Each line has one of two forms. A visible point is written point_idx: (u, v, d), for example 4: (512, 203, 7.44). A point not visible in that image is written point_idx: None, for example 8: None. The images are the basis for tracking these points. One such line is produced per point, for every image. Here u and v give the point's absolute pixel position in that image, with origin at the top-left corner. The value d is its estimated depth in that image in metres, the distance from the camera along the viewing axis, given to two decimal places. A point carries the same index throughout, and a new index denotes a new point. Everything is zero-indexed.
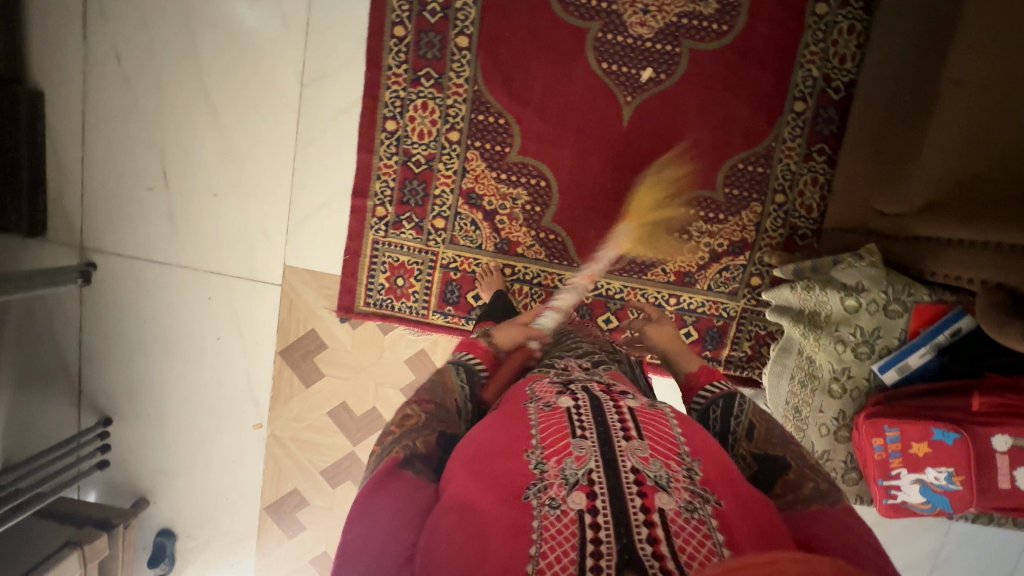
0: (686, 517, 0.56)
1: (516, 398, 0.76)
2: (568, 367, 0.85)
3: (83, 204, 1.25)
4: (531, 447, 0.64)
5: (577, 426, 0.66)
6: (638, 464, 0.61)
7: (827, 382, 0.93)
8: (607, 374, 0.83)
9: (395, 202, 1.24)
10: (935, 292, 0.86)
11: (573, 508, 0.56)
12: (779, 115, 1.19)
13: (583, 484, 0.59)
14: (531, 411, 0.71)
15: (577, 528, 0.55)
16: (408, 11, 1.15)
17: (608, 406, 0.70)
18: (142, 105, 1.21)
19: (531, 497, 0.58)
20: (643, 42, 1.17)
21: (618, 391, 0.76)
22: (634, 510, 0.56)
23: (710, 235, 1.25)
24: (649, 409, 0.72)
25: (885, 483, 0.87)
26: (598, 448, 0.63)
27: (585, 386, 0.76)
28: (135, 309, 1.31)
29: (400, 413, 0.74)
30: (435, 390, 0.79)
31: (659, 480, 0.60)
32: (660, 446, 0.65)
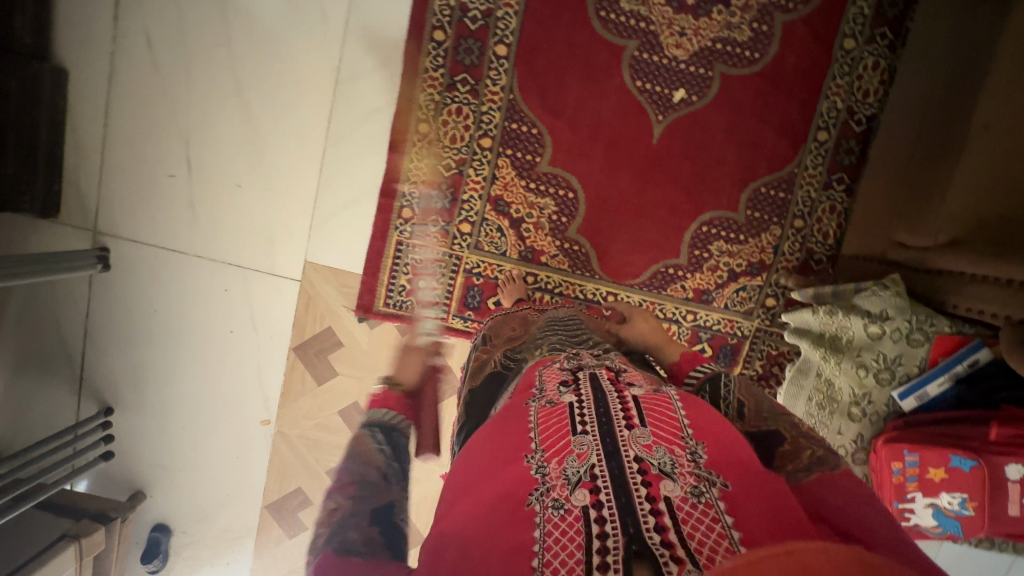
0: (693, 502, 0.52)
1: (522, 394, 0.72)
2: (578, 352, 0.82)
3: (101, 187, 1.23)
4: (531, 452, 0.60)
5: (577, 421, 0.62)
6: (641, 452, 0.57)
7: (846, 406, 0.96)
8: (619, 360, 0.81)
9: (422, 204, 1.24)
10: (957, 323, 0.90)
11: (577, 506, 0.53)
12: (803, 142, 1.23)
13: (585, 481, 0.55)
14: (531, 410, 0.67)
15: (582, 528, 0.51)
16: (449, 16, 1.16)
17: (609, 392, 0.67)
18: (170, 91, 1.19)
19: (534, 502, 0.54)
20: (678, 63, 1.19)
21: (625, 381, 0.71)
22: (640, 502, 0.52)
23: (730, 256, 1.28)
24: (654, 395, 0.68)
25: (899, 506, 0.90)
26: (600, 441, 0.59)
27: (591, 373, 0.71)
28: (145, 297, 1.28)
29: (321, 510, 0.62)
30: (349, 468, 0.66)
31: (665, 467, 0.56)
32: (664, 430, 0.60)
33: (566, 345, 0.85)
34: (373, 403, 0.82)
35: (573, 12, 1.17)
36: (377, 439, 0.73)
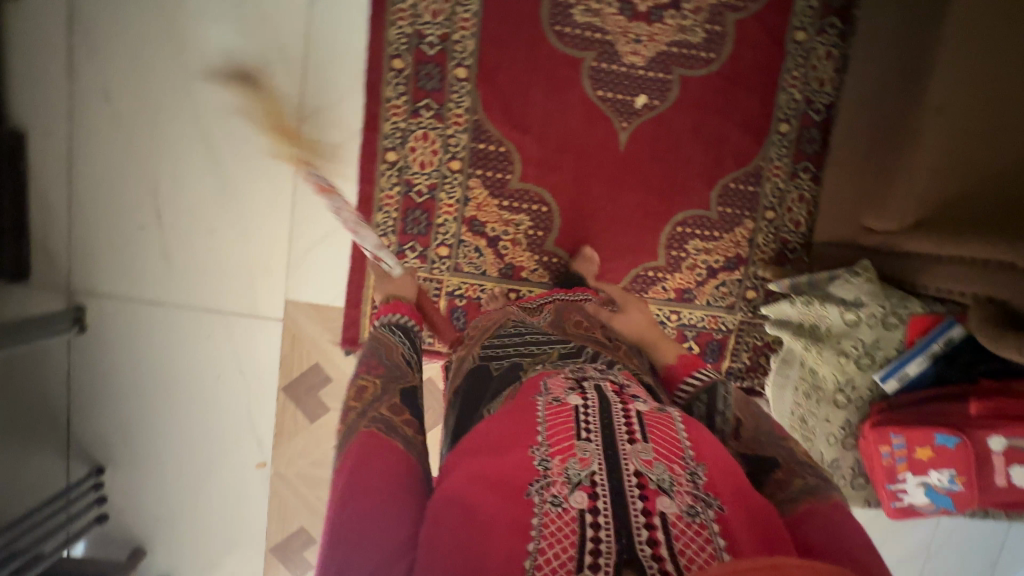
0: (688, 521, 0.54)
1: (528, 391, 0.71)
2: (582, 367, 0.80)
3: (70, 245, 1.21)
4: (536, 444, 0.61)
5: (583, 426, 0.62)
6: (641, 467, 0.58)
7: (832, 393, 0.98)
8: (623, 373, 0.80)
9: (398, 231, 1.24)
10: (928, 303, 0.92)
11: (574, 507, 0.54)
12: (766, 136, 1.25)
13: (585, 484, 0.56)
14: (540, 404, 0.67)
15: (577, 528, 0.52)
16: (406, 44, 1.17)
17: (615, 404, 0.66)
18: (132, 143, 1.18)
19: (533, 493, 0.56)
20: (636, 70, 1.21)
21: (629, 393, 0.70)
22: (636, 514, 0.53)
23: (706, 253, 1.30)
24: (658, 412, 0.67)
25: (892, 487, 0.91)
26: (603, 450, 0.59)
27: (596, 385, 0.71)
28: (127, 351, 1.26)
29: (354, 387, 0.76)
30: (376, 353, 0.84)
31: (663, 483, 0.57)
32: (665, 448, 0.61)
33: (564, 360, 0.84)
34: (388, 309, 0.97)
35: (528, 29, 1.18)
36: (397, 335, 0.90)
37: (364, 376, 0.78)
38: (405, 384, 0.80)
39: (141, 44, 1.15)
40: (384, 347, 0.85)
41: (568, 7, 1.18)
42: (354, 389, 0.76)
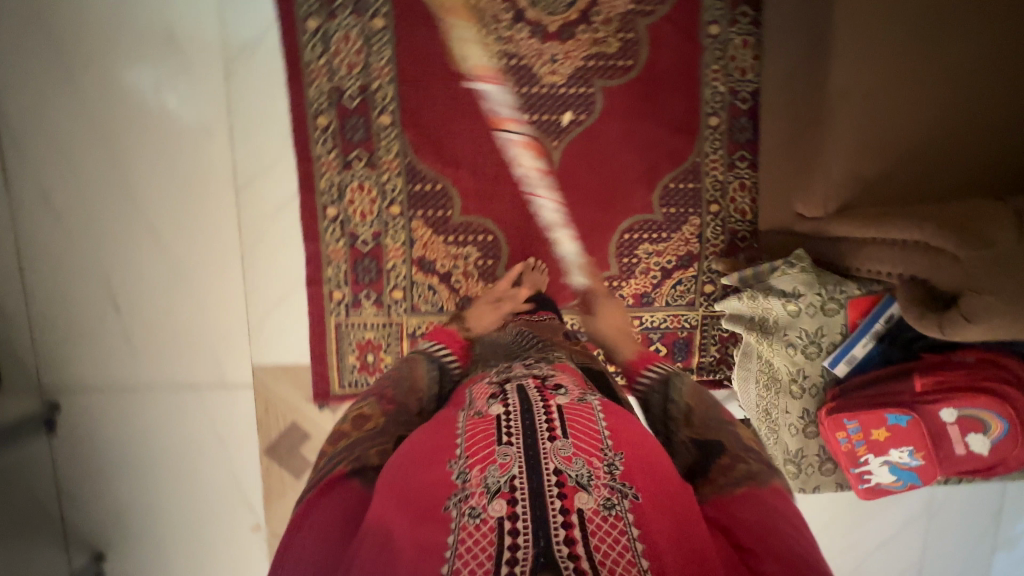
0: (604, 515, 0.56)
1: (455, 406, 0.76)
2: (511, 364, 0.85)
3: (36, 345, 1.24)
4: (455, 458, 0.63)
5: (504, 431, 0.64)
6: (560, 464, 0.60)
7: (787, 383, 0.98)
8: (549, 365, 0.83)
9: (350, 282, 1.25)
10: (864, 284, 0.92)
11: (493, 516, 0.55)
12: (697, 132, 1.26)
13: (504, 491, 0.57)
14: (461, 420, 0.70)
15: (495, 536, 0.54)
16: (328, 100, 1.18)
17: (536, 402, 0.68)
18: (79, 238, 1.20)
19: (451, 508, 0.58)
20: (557, 88, 1.22)
21: (552, 387, 0.73)
22: (554, 514, 0.55)
23: (658, 255, 1.30)
24: (579, 403, 0.70)
25: (857, 470, 0.92)
26: (524, 452, 0.61)
27: (518, 385, 0.74)
28: (106, 439, 1.28)
29: (355, 417, 0.77)
30: (395, 383, 0.85)
31: (581, 479, 0.59)
32: (584, 442, 0.63)
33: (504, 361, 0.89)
34: (435, 335, 1.00)
35: (444, 65, 1.19)
36: (428, 366, 0.91)
37: (372, 407, 0.79)
38: (407, 432, 0.77)
39: (71, 143, 1.17)
40: (408, 378, 0.86)
41: (480, 38, 1.19)
42: (357, 417, 0.77)
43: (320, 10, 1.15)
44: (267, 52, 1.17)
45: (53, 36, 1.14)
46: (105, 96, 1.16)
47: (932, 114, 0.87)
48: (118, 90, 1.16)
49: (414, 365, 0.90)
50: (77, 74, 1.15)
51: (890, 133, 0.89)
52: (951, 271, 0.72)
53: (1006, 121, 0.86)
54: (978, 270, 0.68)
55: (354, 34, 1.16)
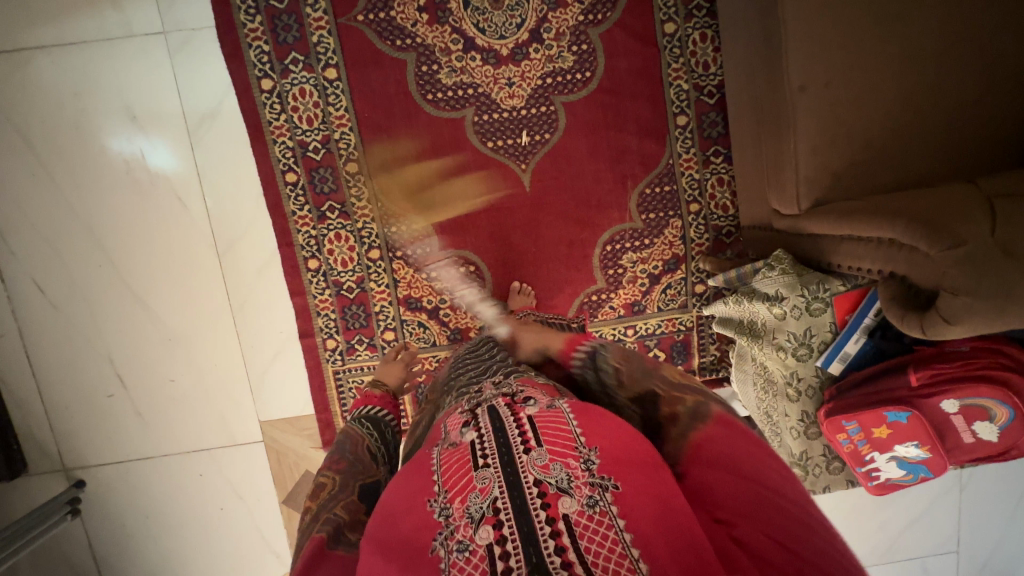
0: (589, 514, 0.55)
1: (431, 443, 0.73)
2: (481, 387, 0.81)
3: (54, 429, 1.28)
4: (433, 496, 0.61)
5: (479, 455, 0.62)
6: (539, 474, 0.58)
7: (783, 387, 0.96)
8: (518, 381, 0.79)
9: (341, 330, 1.27)
10: (848, 279, 0.89)
11: (481, 545, 0.54)
12: (666, 133, 1.23)
13: (489, 516, 0.56)
14: (436, 455, 0.67)
15: (487, 564, 0.52)
16: (293, 157, 1.19)
17: (507, 419, 0.66)
18: (77, 322, 1.24)
19: (438, 548, 0.56)
20: (518, 111, 1.20)
21: (521, 399, 0.71)
22: (541, 526, 0.53)
23: (643, 262, 1.28)
24: (548, 410, 0.68)
25: (864, 469, 0.91)
26: (502, 471, 0.60)
27: (489, 405, 0.71)
28: (132, 509, 1.32)
29: (314, 485, 0.76)
30: (342, 448, 0.83)
31: (562, 484, 0.57)
32: (558, 444, 0.61)
33: (473, 382, 0.85)
34: (358, 403, 1.00)
35: (401, 105, 1.19)
36: (365, 426, 0.91)
37: (325, 472, 0.78)
38: (367, 479, 0.78)
39: (55, 233, 1.20)
40: (349, 441, 0.85)
41: (433, 73, 1.18)
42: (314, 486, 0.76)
43: (272, 70, 1.15)
44: (228, 119, 1.18)
45: (21, 134, 1.16)
46: (80, 184, 1.19)
47: (893, 103, 0.85)
48: (93, 175, 1.19)
49: (347, 429, 0.89)
50: (51, 166, 1.18)
51: (852, 126, 0.86)
52: (927, 268, 0.73)
53: (968, 96, 0.84)
54: (951, 269, 0.69)
55: (309, 88, 1.17)
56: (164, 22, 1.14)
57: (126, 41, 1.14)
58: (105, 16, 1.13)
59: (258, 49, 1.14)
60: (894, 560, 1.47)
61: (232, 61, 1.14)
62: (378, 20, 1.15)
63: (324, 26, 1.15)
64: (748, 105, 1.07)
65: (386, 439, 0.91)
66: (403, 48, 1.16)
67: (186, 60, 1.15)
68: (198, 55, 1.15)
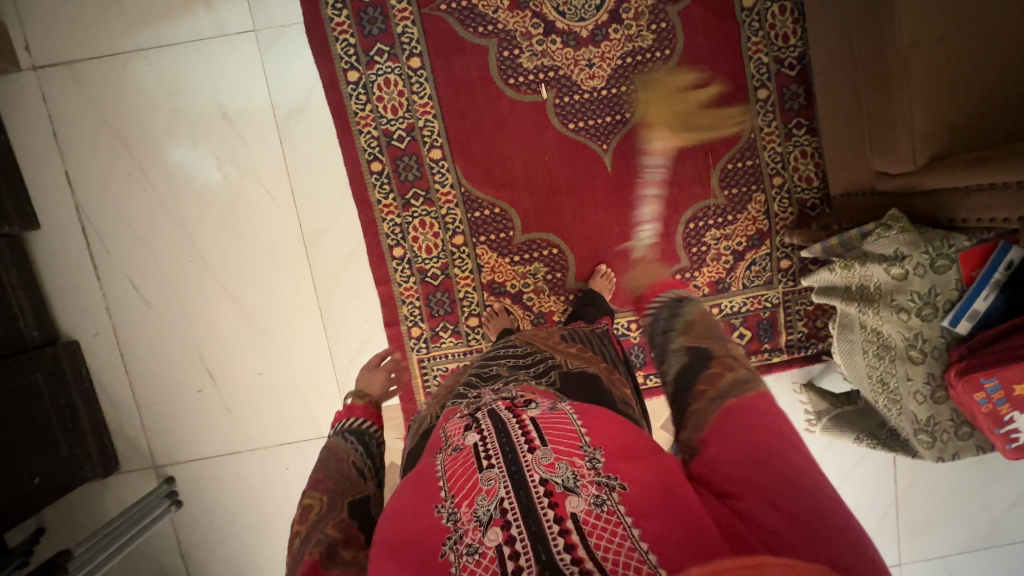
0: (597, 513, 0.53)
1: (432, 449, 0.68)
2: (479, 394, 0.76)
3: (145, 426, 1.29)
4: (440, 500, 0.59)
5: (483, 457, 0.60)
6: (545, 473, 0.57)
7: (903, 350, 0.94)
8: (518, 387, 0.74)
9: (426, 317, 1.27)
10: (974, 233, 0.87)
11: (491, 547, 0.53)
12: (748, 108, 1.22)
13: (496, 517, 0.55)
14: (439, 461, 0.64)
15: (498, 565, 0.51)
16: (379, 146, 1.21)
17: (509, 421, 0.64)
18: (168, 318, 1.26)
19: (447, 552, 0.54)
20: (599, 92, 1.21)
21: (522, 403, 0.68)
22: (549, 525, 0.52)
23: (726, 239, 1.26)
24: (551, 411, 0.66)
25: (1002, 431, 0.85)
26: (507, 470, 0.58)
27: (489, 410, 0.68)
28: (221, 504, 1.32)
29: (299, 509, 0.72)
30: (326, 466, 0.80)
31: (568, 483, 0.56)
32: (563, 443, 0.60)
33: (472, 387, 0.79)
34: (341, 415, 0.97)
35: (483, 91, 1.20)
36: (350, 441, 0.88)
37: (310, 494, 0.74)
38: (356, 495, 0.75)
39: (146, 229, 1.23)
40: (333, 458, 0.82)
41: (515, 57, 1.19)
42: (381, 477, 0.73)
43: (359, 62, 1.18)
44: (315, 111, 1.20)
45: (118, 133, 1.20)
46: (172, 179, 1.22)
47: None
48: (184, 171, 1.22)
49: (330, 443, 0.87)
50: (146, 166, 1.21)
51: (986, 65, 0.83)
52: None
53: None
54: None
55: (394, 78, 1.19)
56: (256, 19, 1.17)
57: (219, 40, 1.18)
58: (199, 17, 1.17)
59: (345, 42, 1.17)
60: (996, 542, 1.42)
61: (320, 55, 1.17)
62: (460, 8, 1.17)
63: (409, 17, 1.17)
64: (839, 70, 1.06)
65: (372, 454, 0.87)
66: (486, 34, 1.18)
67: (276, 56, 1.18)
68: (288, 50, 1.18)
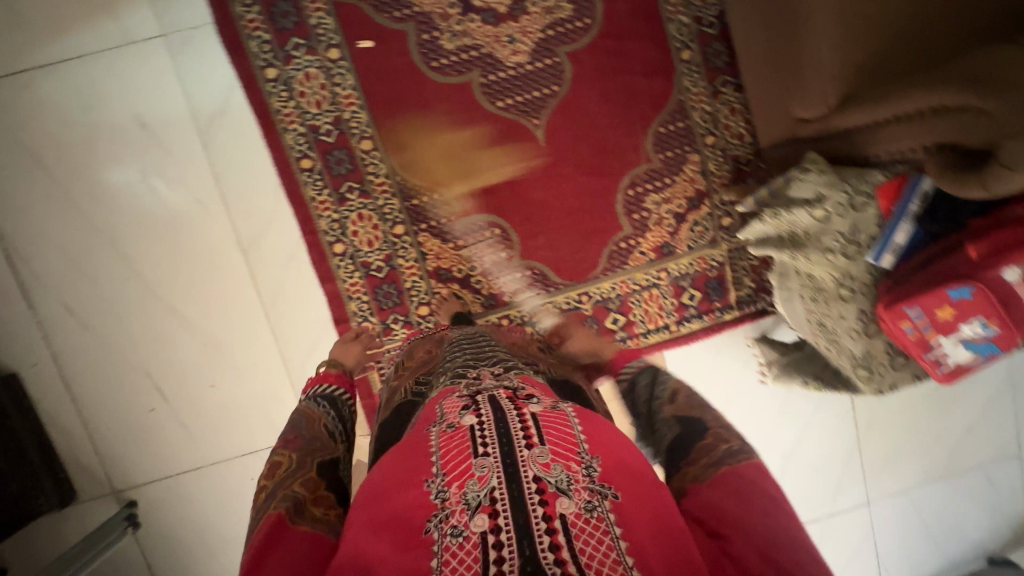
0: (586, 517, 0.56)
1: (424, 422, 0.73)
2: (479, 374, 0.80)
3: (99, 452, 1.26)
4: (432, 476, 0.63)
5: (479, 443, 0.63)
6: (539, 471, 0.59)
7: (835, 290, 0.96)
8: (519, 376, 0.79)
9: (375, 311, 1.25)
10: (887, 169, 0.90)
11: (474, 532, 0.56)
12: (673, 70, 1.23)
13: (485, 505, 0.57)
14: (433, 437, 0.68)
15: (480, 552, 0.54)
16: (307, 143, 1.19)
17: (508, 410, 0.67)
18: (108, 339, 1.23)
19: (432, 529, 0.58)
20: (524, 67, 1.20)
21: (523, 395, 0.72)
22: (537, 522, 0.55)
23: (667, 202, 1.27)
24: (552, 411, 0.69)
25: (931, 356, 0.89)
26: (501, 462, 0.60)
27: (490, 395, 0.71)
28: (188, 523, 1.30)
29: (269, 465, 0.75)
30: (297, 426, 0.83)
31: (561, 484, 0.59)
32: (561, 447, 0.63)
33: (469, 367, 0.84)
34: (314, 380, 0.99)
35: (406, 76, 1.18)
36: (323, 406, 0.90)
37: (280, 451, 0.77)
38: (326, 456, 0.78)
39: (76, 250, 1.19)
40: (304, 420, 0.84)
41: (435, 39, 1.18)
42: (272, 465, 0.75)
43: (276, 58, 1.15)
44: (236, 112, 1.18)
45: (33, 155, 1.16)
46: (96, 198, 1.18)
47: None
48: (109, 189, 1.18)
49: (303, 406, 0.89)
50: (69, 185, 1.17)
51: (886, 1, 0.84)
52: (977, 129, 0.70)
53: None
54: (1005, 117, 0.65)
55: (314, 71, 1.16)
56: (163, 23, 1.14)
57: (128, 48, 1.14)
58: (104, 25, 1.13)
59: (259, 39, 1.14)
60: (956, 472, 1.48)
61: (235, 55, 1.14)
62: None
63: (321, 8, 1.15)
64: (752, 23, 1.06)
65: (344, 418, 0.90)
66: (402, 19, 1.16)
67: (189, 59, 1.15)
68: (201, 52, 1.15)
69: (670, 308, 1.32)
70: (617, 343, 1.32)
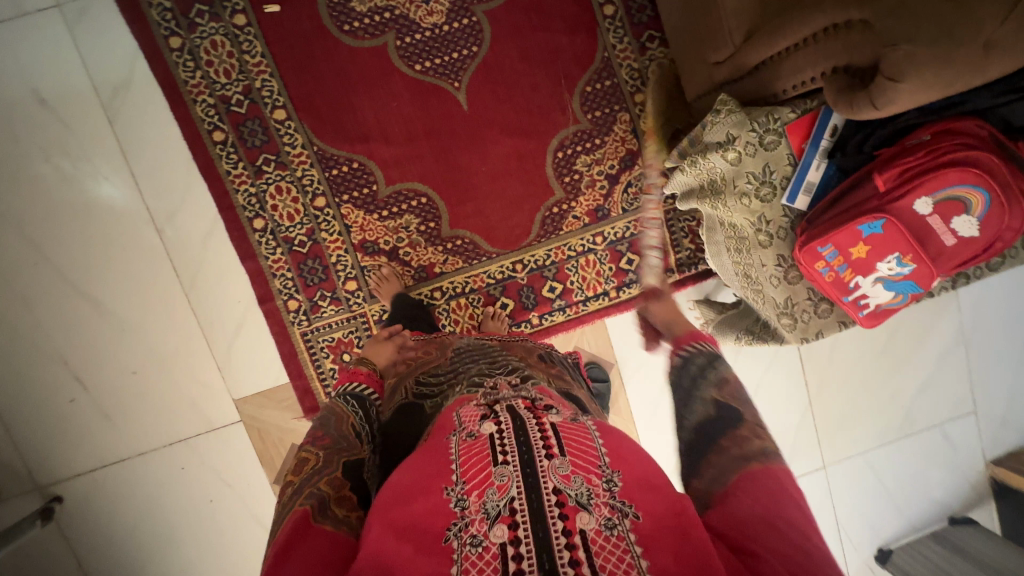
0: (607, 535, 0.51)
1: (442, 430, 0.67)
2: (495, 385, 0.75)
3: (17, 448, 1.21)
4: (450, 483, 0.57)
5: (498, 450, 0.58)
6: (560, 483, 0.54)
7: (754, 237, 0.92)
8: (537, 387, 0.74)
9: (301, 288, 1.21)
10: (797, 106, 0.85)
11: (495, 543, 0.51)
12: (596, 26, 1.20)
13: (505, 515, 0.53)
14: (452, 443, 0.62)
15: (500, 563, 0.50)
16: (217, 114, 1.14)
17: (529, 421, 0.62)
18: (20, 327, 1.18)
19: (451, 539, 0.52)
20: (440, 28, 1.17)
21: (542, 407, 0.67)
22: (557, 536, 0.50)
23: (598, 164, 1.24)
24: (573, 423, 0.64)
25: (851, 299, 0.85)
26: (521, 471, 0.55)
27: (508, 405, 0.66)
28: (118, 519, 1.25)
29: (295, 461, 0.70)
30: (325, 424, 0.77)
31: (581, 498, 0.53)
32: (582, 458, 0.57)
33: (486, 377, 0.79)
34: (343, 380, 0.92)
35: (318, 42, 1.14)
36: (353, 404, 0.83)
37: (306, 448, 0.72)
38: (353, 456, 0.73)
39: None
40: (333, 418, 0.78)
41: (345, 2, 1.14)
42: (296, 461, 0.70)
43: (180, 26, 1.11)
44: (141, 84, 1.13)
45: None
46: None
47: None
48: (9, 169, 1.13)
49: (331, 404, 0.83)
50: None
51: None
52: (868, 44, 0.70)
53: None
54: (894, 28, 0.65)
55: (220, 38, 1.12)
56: None
57: (22, 22, 1.10)
58: None
59: (160, 7, 1.10)
60: (913, 432, 1.45)
61: (136, 24, 1.10)
62: None
63: None
64: None
65: (373, 420, 0.83)
66: None
67: (87, 30, 1.11)
68: (99, 23, 1.11)
69: (608, 274, 1.27)
70: (556, 312, 1.27)
